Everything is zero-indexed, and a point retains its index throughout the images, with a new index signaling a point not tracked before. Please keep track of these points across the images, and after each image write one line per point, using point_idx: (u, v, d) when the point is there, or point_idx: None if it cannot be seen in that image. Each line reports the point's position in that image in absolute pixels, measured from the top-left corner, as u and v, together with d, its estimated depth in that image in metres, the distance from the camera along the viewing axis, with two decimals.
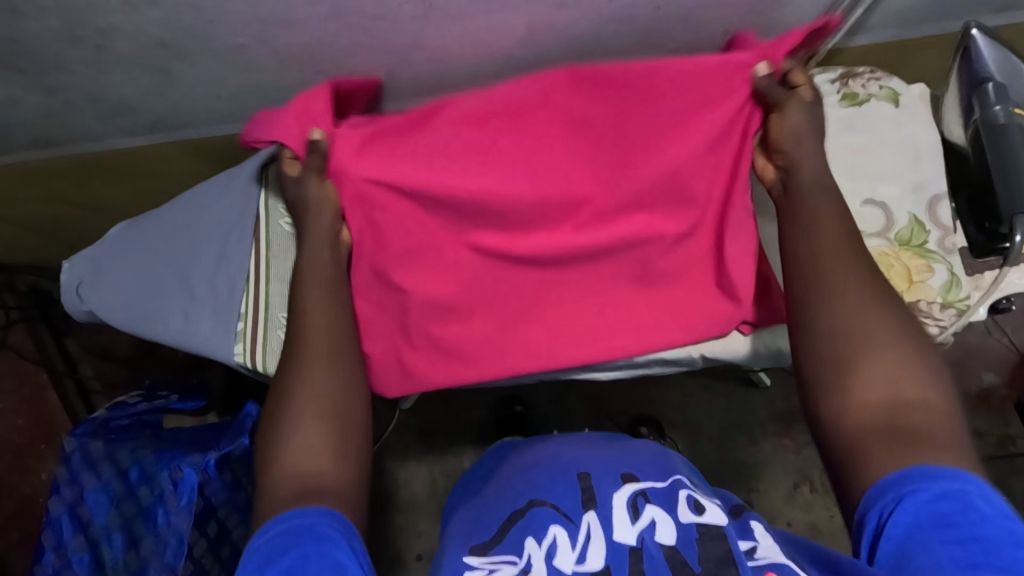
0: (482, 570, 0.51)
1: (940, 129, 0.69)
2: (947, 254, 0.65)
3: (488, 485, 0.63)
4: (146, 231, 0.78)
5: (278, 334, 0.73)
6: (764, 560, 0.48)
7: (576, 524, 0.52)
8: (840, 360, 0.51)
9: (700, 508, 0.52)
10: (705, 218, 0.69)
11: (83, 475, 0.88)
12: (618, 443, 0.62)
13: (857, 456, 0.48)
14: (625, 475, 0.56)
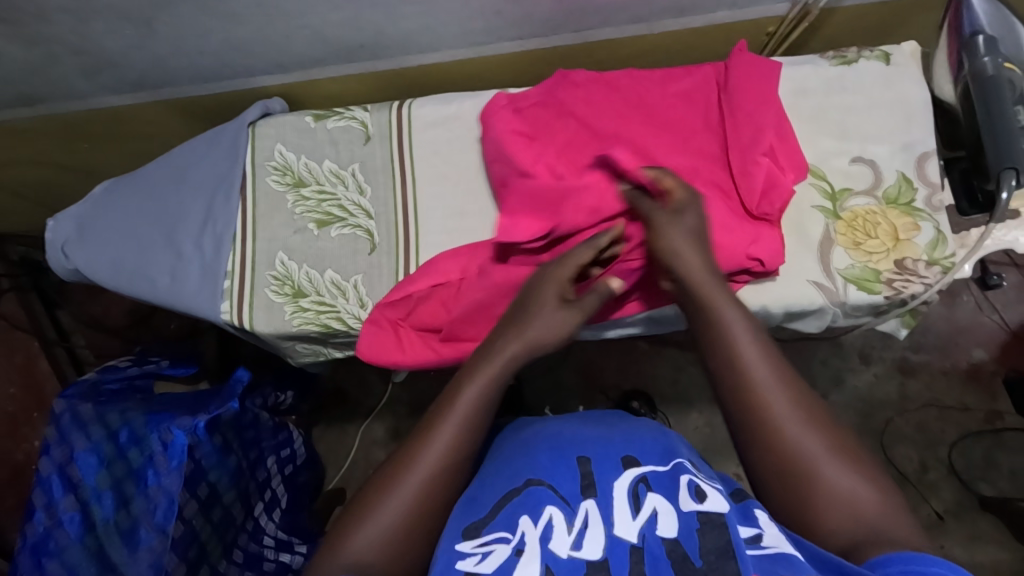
0: (473, 555, 0.45)
1: (931, 87, 0.68)
2: (934, 212, 0.65)
3: (478, 471, 0.58)
4: (134, 189, 0.78)
5: (264, 292, 0.73)
6: (771, 550, 0.42)
7: (574, 508, 0.48)
8: (796, 485, 0.46)
9: (701, 496, 0.47)
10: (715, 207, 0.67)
11: (73, 435, 0.88)
12: (616, 426, 0.58)
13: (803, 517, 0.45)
14: (626, 458, 0.52)
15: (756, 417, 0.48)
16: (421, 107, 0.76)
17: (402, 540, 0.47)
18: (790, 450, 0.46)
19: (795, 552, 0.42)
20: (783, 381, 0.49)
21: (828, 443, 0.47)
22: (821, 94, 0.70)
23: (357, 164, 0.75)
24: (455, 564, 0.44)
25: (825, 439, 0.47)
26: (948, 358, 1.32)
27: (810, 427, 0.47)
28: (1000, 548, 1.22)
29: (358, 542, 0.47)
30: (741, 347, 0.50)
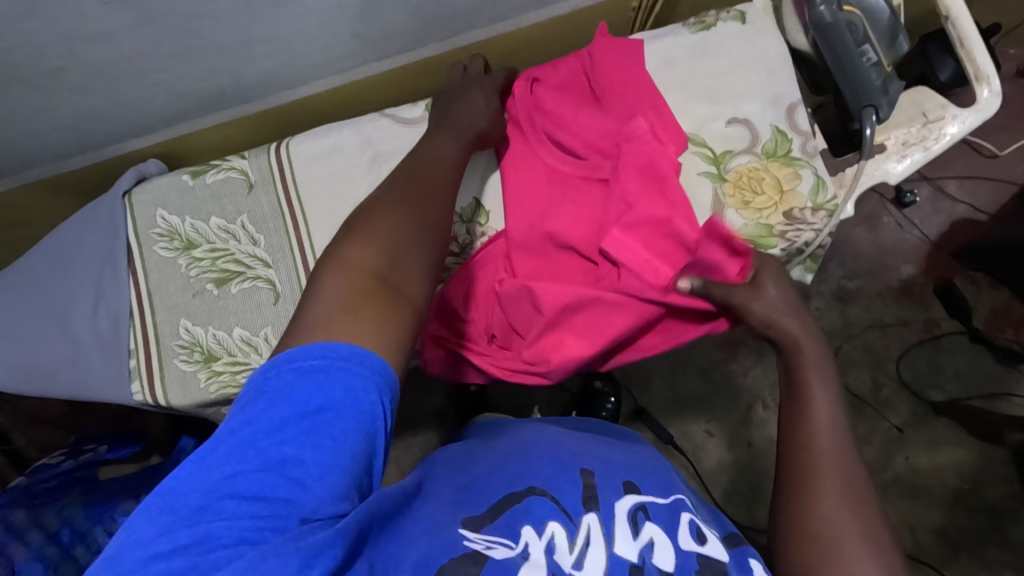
0: (479, 543, 0.46)
1: (786, 38, 0.70)
2: (810, 158, 0.67)
3: (472, 459, 0.59)
4: (16, 282, 0.74)
5: (174, 364, 0.70)
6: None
7: (576, 524, 0.49)
8: (811, 527, 0.47)
9: (703, 538, 0.50)
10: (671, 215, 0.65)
11: (9, 547, 0.81)
12: (623, 450, 0.62)
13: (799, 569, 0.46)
14: (627, 483, 0.54)
15: (804, 476, 0.49)
16: (300, 144, 0.74)
17: (409, 265, 0.48)
18: (824, 518, 0.47)
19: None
20: (844, 458, 0.50)
21: (868, 544, 0.45)
22: (687, 62, 0.71)
23: (245, 216, 0.72)
24: (463, 544, 0.45)
25: (865, 536, 0.46)
26: (879, 279, 1.37)
27: (857, 521, 0.46)
28: (958, 448, 1.28)
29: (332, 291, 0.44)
30: (812, 411, 0.53)
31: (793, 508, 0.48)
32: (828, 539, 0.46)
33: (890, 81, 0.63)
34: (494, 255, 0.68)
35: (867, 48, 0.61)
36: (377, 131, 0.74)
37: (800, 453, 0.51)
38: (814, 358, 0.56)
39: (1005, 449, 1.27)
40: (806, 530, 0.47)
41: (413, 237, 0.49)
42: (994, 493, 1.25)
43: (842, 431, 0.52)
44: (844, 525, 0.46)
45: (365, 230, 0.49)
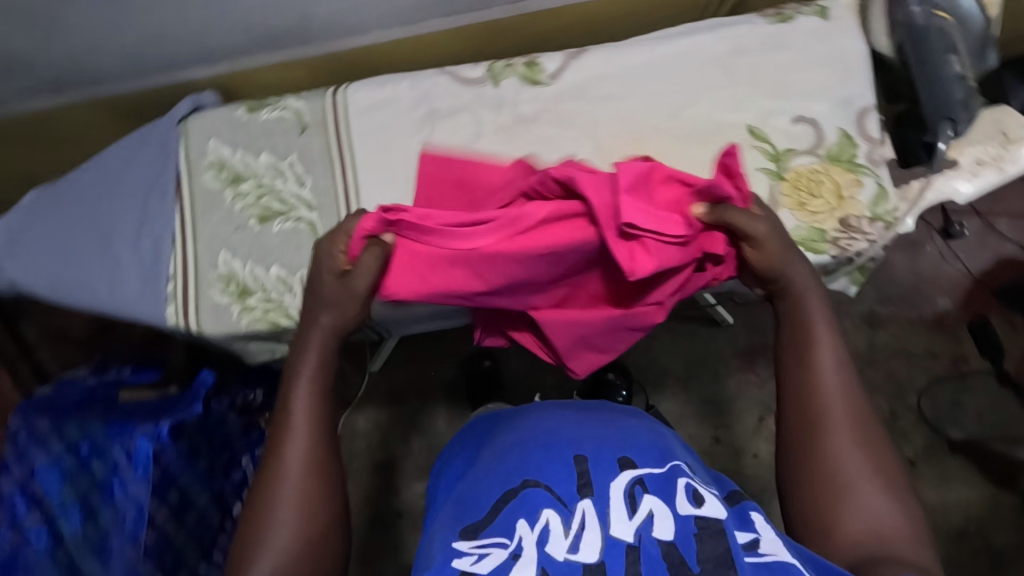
0: (470, 556, 0.46)
1: (868, 40, 0.68)
2: (875, 167, 0.65)
3: (478, 459, 0.59)
4: (64, 195, 0.75)
5: (210, 294, 0.71)
6: (768, 557, 0.44)
7: (570, 509, 0.48)
8: (829, 478, 0.49)
9: (699, 500, 0.49)
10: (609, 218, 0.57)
11: (32, 452, 0.87)
12: (611, 422, 0.58)
13: (817, 509, 0.49)
14: (622, 459, 0.52)
15: (817, 423, 0.50)
16: (356, 91, 0.74)
17: (325, 501, 0.50)
18: (837, 466, 0.49)
19: (793, 559, 0.45)
20: (852, 400, 0.51)
21: (879, 478, 0.48)
22: (759, 54, 0.69)
23: (294, 155, 0.73)
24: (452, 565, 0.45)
25: (878, 469, 0.49)
26: (913, 307, 1.34)
27: (869, 460, 0.49)
28: (969, 487, 1.24)
29: (295, 531, 0.48)
30: (816, 353, 0.52)
31: (806, 456, 0.50)
32: (843, 481, 0.48)
33: (970, 95, 0.62)
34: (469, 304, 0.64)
35: (952, 59, 0.62)
36: (434, 88, 0.73)
37: (805, 401, 0.51)
38: (814, 297, 0.55)
39: (1017, 495, 1.23)
40: (822, 474, 0.49)
41: (320, 501, 0.50)
42: (998, 538, 1.21)
43: (842, 362, 0.52)
44: (857, 468, 0.49)
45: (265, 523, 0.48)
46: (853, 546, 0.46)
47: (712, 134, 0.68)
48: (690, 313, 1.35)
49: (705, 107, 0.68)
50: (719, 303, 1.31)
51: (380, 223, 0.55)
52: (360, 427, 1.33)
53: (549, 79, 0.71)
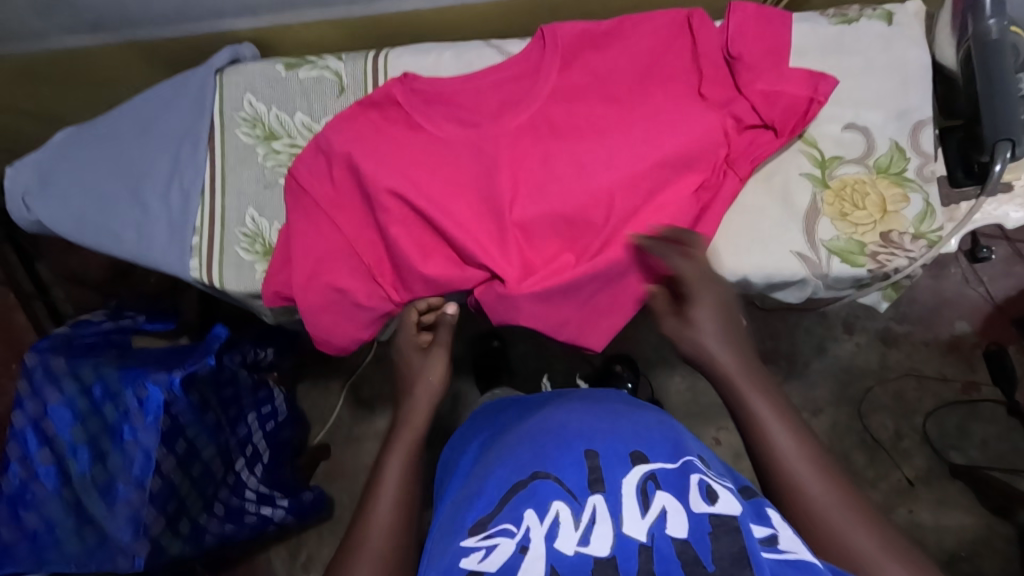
0: (480, 549, 0.47)
1: (932, 51, 0.66)
2: (924, 183, 0.63)
3: (491, 452, 0.60)
4: (96, 138, 0.74)
5: (234, 250, 0.70)
6: (789, 555, 0.44)
7: (580, 504, 0.49)
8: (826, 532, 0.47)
9: (713, 497, 0.48)
10: (588, 119, 0.66)
11: (46, 389, 0.88)
12: (623, 416, 0.58)
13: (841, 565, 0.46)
14: (634, 454, 0.52)
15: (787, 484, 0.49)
16: (398, 57, 0.72)
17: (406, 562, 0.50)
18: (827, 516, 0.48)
19: (812, 558, 0.44)
20: (808, 454, 0.50)
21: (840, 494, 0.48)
22: (818, 56, 0.66)
23: (329, 117, 0.71)
24: (460, 563, 0.46)
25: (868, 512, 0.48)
26: (931, 329, 1.32)
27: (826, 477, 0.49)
28: (964, 512, 1.24)
29: None
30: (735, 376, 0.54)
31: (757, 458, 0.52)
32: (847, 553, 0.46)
33: None
34: (495, 229, 0.65)
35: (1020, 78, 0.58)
36: (478, 60, 0.71)
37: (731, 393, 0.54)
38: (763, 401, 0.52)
39: (1013, 526, 1.22)
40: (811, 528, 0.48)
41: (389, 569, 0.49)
42: (988, 565, 1.21)
43: (778, 405, 0.53)
44: (812, 487, 0.49)
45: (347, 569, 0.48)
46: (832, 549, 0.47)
47: None
48: None
49: None
50: None
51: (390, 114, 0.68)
52: (364, 394, 1.35)
53: None
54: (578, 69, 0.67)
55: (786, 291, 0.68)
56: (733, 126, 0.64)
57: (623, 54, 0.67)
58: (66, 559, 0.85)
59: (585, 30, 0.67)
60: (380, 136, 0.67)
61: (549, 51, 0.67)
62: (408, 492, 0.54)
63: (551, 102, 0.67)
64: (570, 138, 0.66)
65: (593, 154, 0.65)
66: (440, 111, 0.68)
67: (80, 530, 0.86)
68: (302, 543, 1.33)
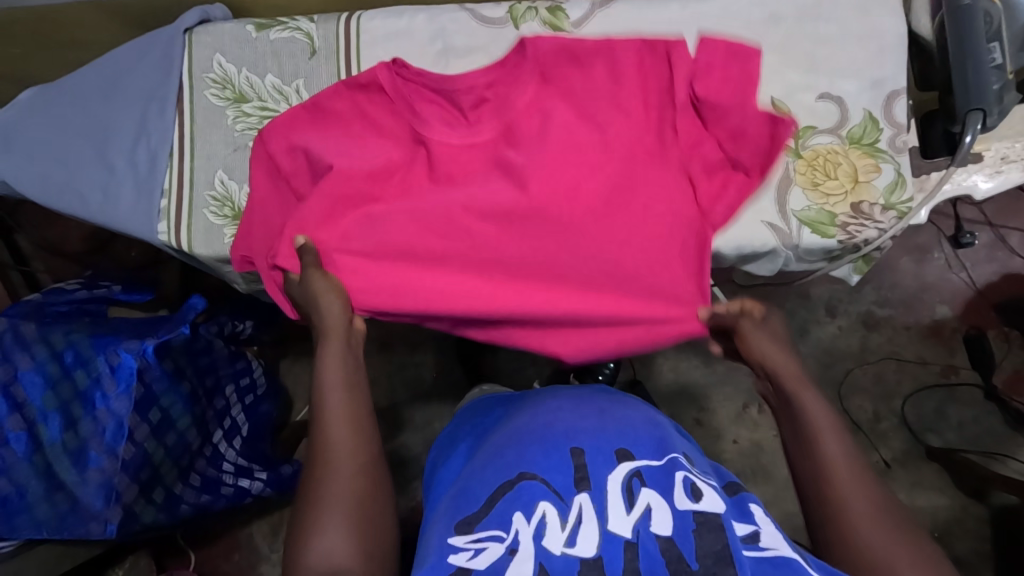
0: (466, 551, 0.46)
1: (908, 21, 0.65)
2: (896, 154, 0.63)
3: (477, 454, 0.60)
4: (63, 98, 0.72)
5: (202, 214, 0.70)
6: (769, 552, 0.45)
7: (566, 502, 0.50)
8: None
9: (697, 495, 0.49)
10: (546, 137, 0.65)
11: (14, 355, 0.86)
12: (607, 414, 0.60)
13: None
14: (620, 452, 0.54)
15: (827, 501, 0.50)
16: (370, 20, 0.71)
17: (371, 491, 0.52)
18: (867, 544, 0.47)
19: (793, 553, 0.45)
20: (861, 483, 0.50)
21: (903, 542, 0.46)
22: (796, 24, 0.66)
23: (301, 80, 0.70)
24: (448, 561, 0.46)
25: (921, 563, 0.45)
26: (912, 313, 1.33)
27: (872, 507, 0.49)
28: (940, 495, 1.25)
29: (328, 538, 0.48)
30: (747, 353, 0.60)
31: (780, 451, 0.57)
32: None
33: (1007, 89, 0.57)
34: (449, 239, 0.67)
35: (994, 47, 0.57)
36: (452, 24, 0.70)
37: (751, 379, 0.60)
38: (815, 410, 0.54)
39: (987, 508, 1.24)
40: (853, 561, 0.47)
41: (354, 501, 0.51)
42: (961, 546, 1.23)
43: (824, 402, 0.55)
44: (853, 504, 0.49)
45: (318, 519, 0.50)
46: (868, 542, 0.47)
47: None
48: None
49: None
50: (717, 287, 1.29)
51: (348, 107, 0.67)
52: None
53: (573, 27, 0.68)
54: (552, 81, 0.65)
55: (759, 264, 0.68)
56: (701, 160, 0.63)
57: (602, 75, 0.64)
58: (36, 525, 0.85)
59: (566, 44, 0.64)
60: (348, 128, 0.67)
61: (525, 61, 0.65)
62: (354, 425, 0.55)
63: (518, 114, 0.66)
64: (532, 156, 0.65)
65: (548, 173, 0.65)
66: (402, 115, 0.67)
67: (51, 497, 0.85)
68: (283, 518, 1.33)
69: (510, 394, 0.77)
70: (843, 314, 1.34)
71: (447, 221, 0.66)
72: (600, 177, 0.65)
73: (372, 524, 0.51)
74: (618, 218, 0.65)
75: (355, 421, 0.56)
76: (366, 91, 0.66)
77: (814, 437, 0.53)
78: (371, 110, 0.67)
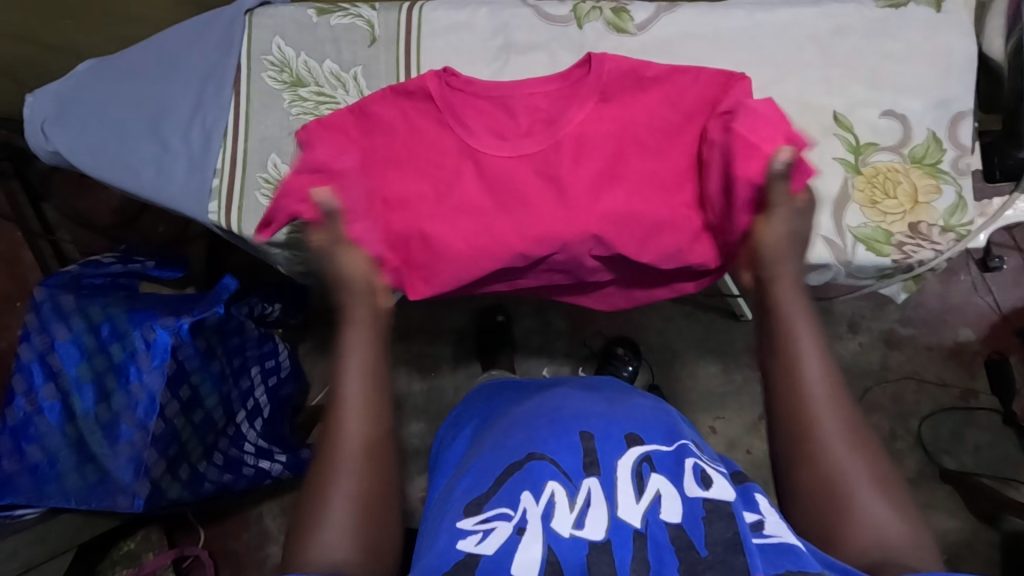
0: (476, 534, 0.47)
1: (979, 42, 0.64)
2: (958, 175, 0.63)
3: (484, 437, 0.60)
4: (120, 73, 0.72)
5: (254, 196, 0.70)
6: (774, 539, 0.43)
7: (575, 485, 0.49)
8: (829, 499, 0.48)
9: (707, 483, 0.48)
10: (598, 158, 0.66)
11: (54, 325, 0.88)
12: (621, 401, 0.59)
13: (826, 515, 0.48)
14: (630, 436, 0.53)
15: (801, 422, 0.50)
16: (433, 10, 0.70)
17: (382, 482, 0.51)
18: (835, 469, 0.49)
19: (797, 542, 0.43)
20: (834, 402, 0.50)
21: (870, 474, 0.48)
22: (862, 38, 0.65)
23: (359, 67, 0.70)
24: (456, 548, 0.46)
25: (876, 475, 0.49)
26: (935, 335, 1.32)
27: (845, 434, 0.50)
28: (951, 517, 1.24)
29: (332, 534, 0.48)
30: (800, 364, 0.52)
31: (798, 472, 0.50)
32: (842, 486, 0.48)
33: None
34: (494, 252, 0.66)
35: None
36: (514, 19, 0.70)
37: (797, 400, 0.51)
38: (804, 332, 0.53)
39: (998, 533, 1.22)
40: (819, 482, 0.49)
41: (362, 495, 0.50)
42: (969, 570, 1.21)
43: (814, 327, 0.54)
44: (825, 427, 0.50)
45: (321, 510, 0.49)
46: (836, 462, 0.49)
47: (796, 115, 0.65)
48: (711, 301, 1.33)
49: (793, 87, 0.66)
50: (742, 296, 1.28)
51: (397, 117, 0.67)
52: None
53: (636, 29, 0.68)
54: (611, 103, 0.66)
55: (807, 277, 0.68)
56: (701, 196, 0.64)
57: (660, 103, 0.65)
58: (65, 494, 0.86)
59: (632, 68, 0.65)
60: (398, 138, 0.67)
61: (591, 81, 0.65)
62: (371, 403, 0.53)
63: (570, 136, 0.66)
64: (585, 173, 0.66)
65: (597, 198, 0.66)
66: (457, 121, 0.66)
67: (81, 468, 0.87)
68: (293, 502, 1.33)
69: (526, 381, 0.76)
70: (865, 330, 1.33)
71: (497, 239, 0.66)
72: (644, 204, 0.65)
73: (380, 519, 0.50)
74: (662, 245, 0.66)
75: (372, 406, 0.53)
76: (420, 101, 0.66)
77: (791, 355, 0.52)
78: (414, 117, 0.67)
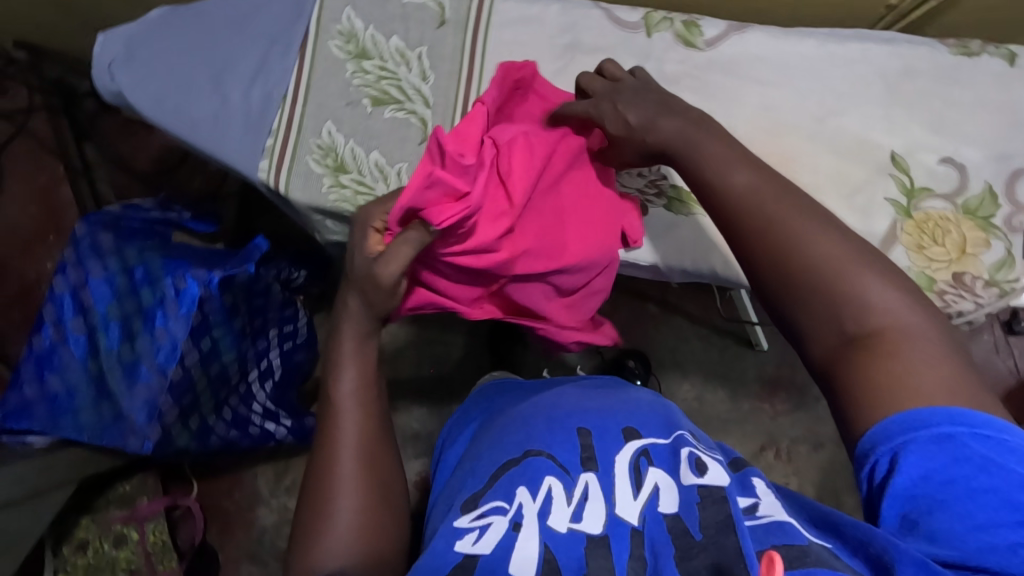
0: (471, 531, 0.46)
1: None
2: (1009, 233, 0.62)
3: (478, 440, 0.61)
4: (193, 23, 0.73)
5: (304, 160, 0.70)
6: (766, 519, 0.41)
7: (573, 478, 0.49)
8: (866, 336, 0.38)
9: (702, 470, 0.47)
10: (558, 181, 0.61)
11: (90, 261, 0.90)
12: (622, 396, 0.61)
13: (864, 355, 0.38)
14: (627, 430, 0.54)
15: (786, 260, 0.42)
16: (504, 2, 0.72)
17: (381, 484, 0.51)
18: (857, 295, 0.39)
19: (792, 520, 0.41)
20: (823, 225, 0.42)
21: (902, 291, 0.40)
22: (927, 81, 0.65)
23: (425, 47, 0.71)
24: (453, 551, 0.45)
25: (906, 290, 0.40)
26: None
27: (845, 243, 0.41)
28: None
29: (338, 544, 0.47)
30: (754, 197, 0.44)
31: (804, 317, 0.41)
32: (869, 315, 0.39)
33: None
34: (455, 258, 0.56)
35: None
36: (584, 20, 0.71)
37: (764, 231, 0.43)
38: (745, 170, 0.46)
39: None
40: (845, 318, 0.39)
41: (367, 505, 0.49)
42: None
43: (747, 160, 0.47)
44: (819, 248, 0.41)
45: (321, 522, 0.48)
46: (846, 277, 0.40)
47: (851, 148, 0.65)
48: (729, 327, 1.32)
49: (855, 121, 0.66)
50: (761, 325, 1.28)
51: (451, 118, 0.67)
52: None
53: (705, 45, 0.68)
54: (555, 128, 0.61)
55: None
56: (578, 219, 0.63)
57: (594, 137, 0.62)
58: (78, 427, 0.88)
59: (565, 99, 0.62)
60: None
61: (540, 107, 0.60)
62: (366, 410, 0.51)
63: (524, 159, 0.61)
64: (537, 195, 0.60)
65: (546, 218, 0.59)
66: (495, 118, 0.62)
67: (98, 404, 0.90)
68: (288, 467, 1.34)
69: (516, 382, 0.77)
70: None
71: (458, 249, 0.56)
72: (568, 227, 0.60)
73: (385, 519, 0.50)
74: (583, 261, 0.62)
75: (371, 415, 0.51)
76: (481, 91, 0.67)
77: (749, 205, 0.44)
78: None
